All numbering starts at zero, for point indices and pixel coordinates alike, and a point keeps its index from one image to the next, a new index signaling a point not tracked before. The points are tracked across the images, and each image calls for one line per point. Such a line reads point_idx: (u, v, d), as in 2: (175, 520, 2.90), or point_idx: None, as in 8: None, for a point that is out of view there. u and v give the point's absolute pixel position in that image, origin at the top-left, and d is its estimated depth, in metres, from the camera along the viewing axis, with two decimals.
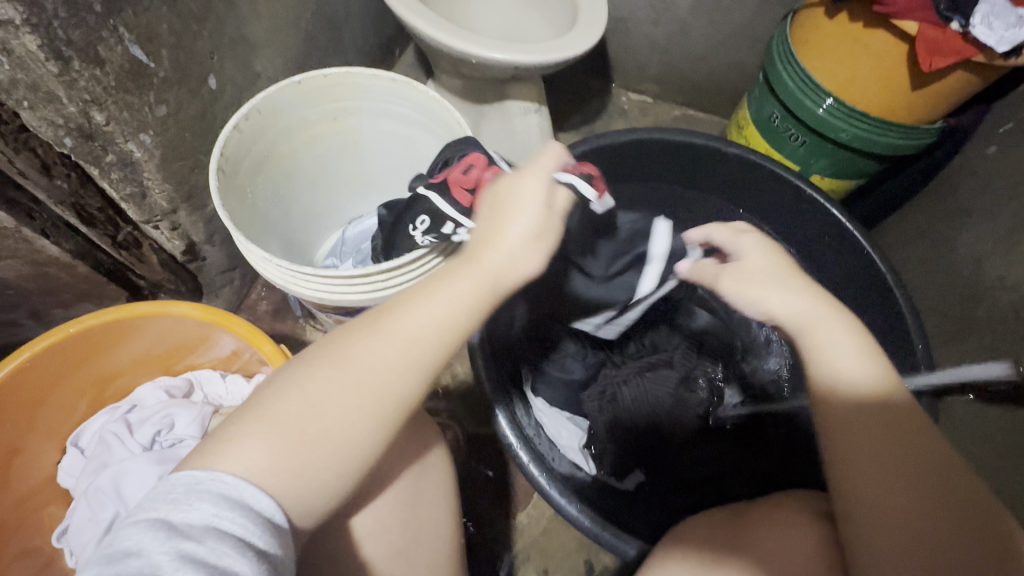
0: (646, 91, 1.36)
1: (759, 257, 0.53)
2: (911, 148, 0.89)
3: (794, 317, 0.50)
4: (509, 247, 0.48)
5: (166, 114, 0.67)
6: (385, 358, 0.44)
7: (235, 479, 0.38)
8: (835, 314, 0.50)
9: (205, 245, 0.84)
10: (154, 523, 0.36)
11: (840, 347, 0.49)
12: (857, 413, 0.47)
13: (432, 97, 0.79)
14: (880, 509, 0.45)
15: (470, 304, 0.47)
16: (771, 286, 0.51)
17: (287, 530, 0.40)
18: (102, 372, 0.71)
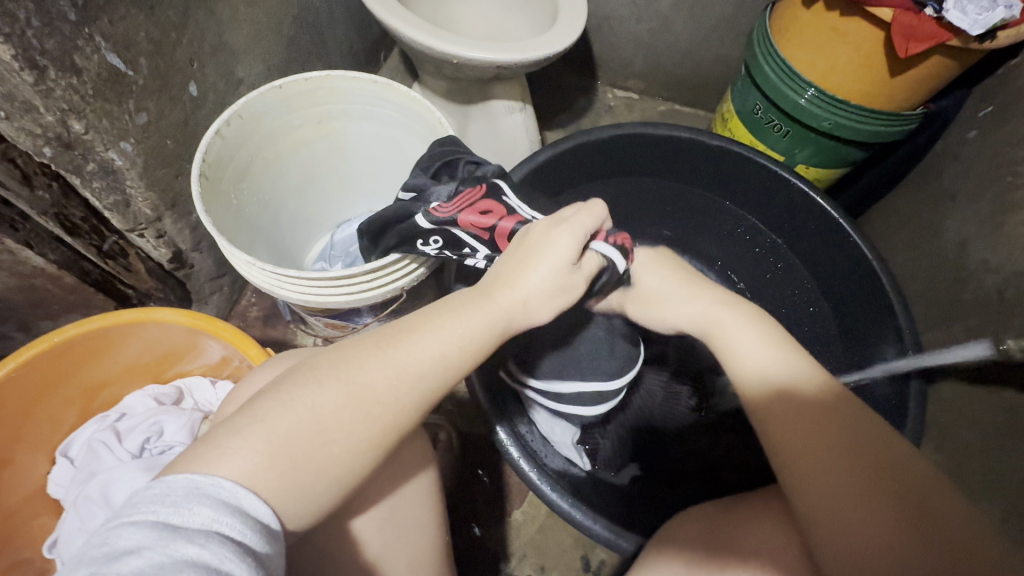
0: (632, 87, 1.37)
1: (657, 279, 0.66)
2: (893, 134, 0.90)
3: (694, 323, 0.61)
4: (523, 290, 0.50)
5: (147, 122, 0.67)
6: (376, 372, 0.45)
7: (235, 486, 0.38)
8: (730, 312, 0.59)
9: (192, 252, 0.84)
10: (148, 525, 0.33)
11: (745, 338, 0.56)
12: (784, 404, 0.51)
13: (414, 98, 0.79)
14: (823, 492, 0.46)
15: (471, 331, 0.48)
16: (672, 303, 0.63)
17: (279, 540, 0.38)
18: (90, 381, 0.71)
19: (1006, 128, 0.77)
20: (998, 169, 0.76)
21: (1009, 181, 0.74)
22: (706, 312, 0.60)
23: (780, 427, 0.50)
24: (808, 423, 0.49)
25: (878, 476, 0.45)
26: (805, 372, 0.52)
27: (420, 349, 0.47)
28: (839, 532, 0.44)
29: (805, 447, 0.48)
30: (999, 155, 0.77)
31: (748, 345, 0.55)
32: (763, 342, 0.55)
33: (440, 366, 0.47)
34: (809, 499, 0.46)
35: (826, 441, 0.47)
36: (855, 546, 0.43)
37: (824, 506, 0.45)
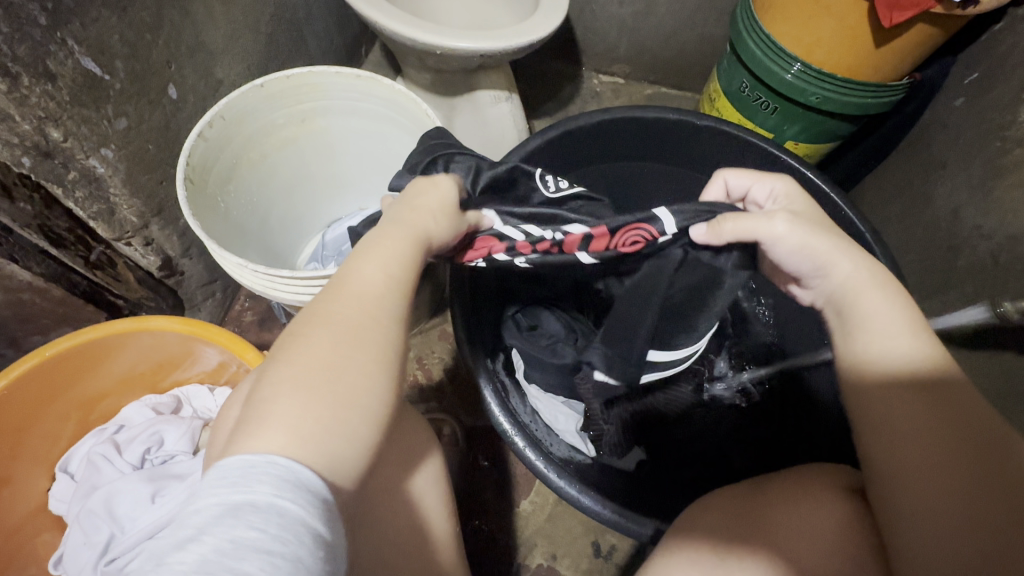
0: (617, 72, 1.36)
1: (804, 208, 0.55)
2: (880, 106, 0.90)
3: (845, 284, 0.50)
4: (431, 211, 0.50)
5: (127, 127, 0.66)
6: (338, 306, 0.43)
7: (288, 461, 0.36)
8: (887, 286, 0.49)
9: (182, 259, 0.83)
10: (211, 510, 0.33)
11: (886, 310, 0.48)
12: (894, 384, 0.46)
13: (398, 90, 0.78)
14: (923, 487, 0.42)
15: (397, 251, 0.46)
16: (840, 250, 0.51)
17: (339, 514, 0.36)
18: (87, 394, 0.70)
19: (993, 94, 0.78)
20: (987, 135, 0.76)
21: (998, 146, 0.74)
22: (862, 276, 0.50)
23: (878, 406, 0.46)
24: (905, 404, 0.45)
25: (973, 465, 0.42)
26: (936, 360, 0.46)
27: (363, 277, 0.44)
28: (919, 517, 0.42)
29: (897, 427, 0.44)
30: (986, 120, 0.77)
31: (883, 319, 0.48)
32: (894, 311, 0.48)
33: (390, 281, 0.45)
34: (892, 481, 0.44)
35: (923, 423, 0.44)
36: (934, 534, 0.41)
37: (907, 490, 0.43)
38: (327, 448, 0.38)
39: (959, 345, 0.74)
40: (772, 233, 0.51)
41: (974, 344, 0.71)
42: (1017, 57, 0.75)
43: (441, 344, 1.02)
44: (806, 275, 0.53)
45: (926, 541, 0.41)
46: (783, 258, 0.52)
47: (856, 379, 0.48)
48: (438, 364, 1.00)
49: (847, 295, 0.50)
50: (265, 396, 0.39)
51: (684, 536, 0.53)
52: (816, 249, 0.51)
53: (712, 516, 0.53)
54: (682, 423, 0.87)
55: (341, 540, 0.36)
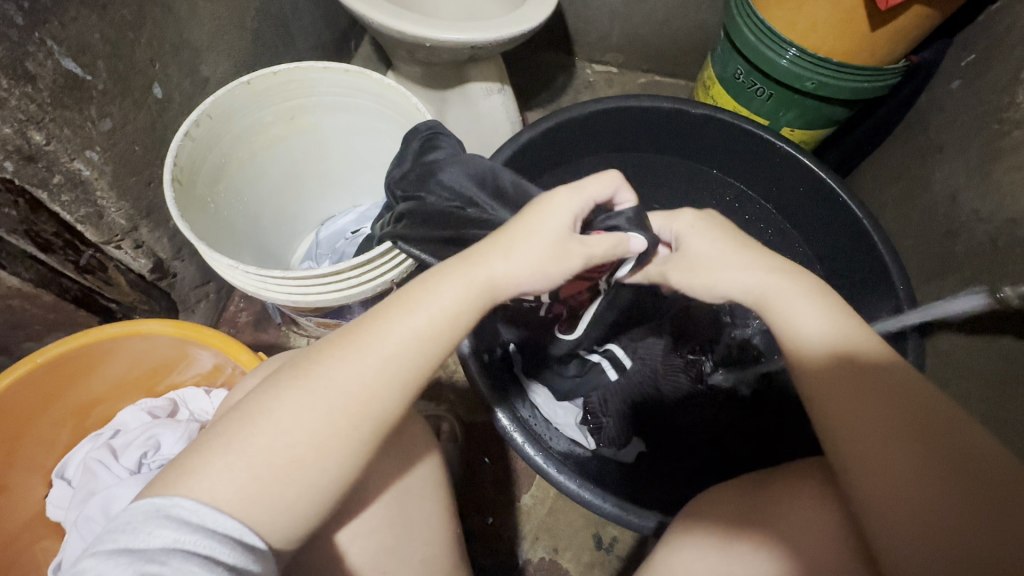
0: (611, 61, 1.34)
1: (704, 241, 0.53)
2: (876, 90, 0.89)
3: (748, 293, 0.51)
4: (515, 256, 0.46)
5: (112, 128, 0.65)
6: (348, 360, 0.42)
7: (195, 503, 0.37)
8: (795, 283, 0.50)
9: (174, 261, 0.83)
10: (114, 553, 0.33)
11: (797, 307, 0.49)
12: (824, 374, 0.47)
13: (388, 86, 0.77)
14: (880, 474, 0.42)
15: (448, 299, 0.45)
16: (719, 266, 0.52)
17: (260, 548, 0.38)
18: (81, 400, 0.69)
19: (989, 75, 0.77)
20: (984, 117, 0.76)
21: (995, 129, 0.73)
22: (769, 281, 0.50)
23: (815, 397, 0.47)
24: (841, 396, 0.46)
25: (928, 447, 0.42)
26: (858, 344, 0.47)
27: (387, 335, 0.43)
28: (885, 503, 0.42)
29: (844, 420, 0.45)
30: (983, 102, 0.76)
31: (806, 322, 0.48)
32: (820, 311, 0.49)
33: (412, 343, 0.44)
34: (854, 469, 0.44)
35: (868, 412, 0.44)
36: (903, 519, 0.41)
37: (865, 479, 0.43)
38: (294, 495, 0.40)
39: (958, 331, 0.73)
40: (684, 279, 0.53)
41: (973, 330, 0.71)
42: (1014, 37, 0.74)
43: None
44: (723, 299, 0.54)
45: (898, 534, 0.41)
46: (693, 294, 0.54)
47: (804, 369, 0.48)
48: None
49: (754, 303, 0.51)
50: (228, 427, 0.41)
51: (684, 531, 0.53)
52: (700, 263, 0.52)
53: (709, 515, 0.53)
54: (681, 415, 0.85)
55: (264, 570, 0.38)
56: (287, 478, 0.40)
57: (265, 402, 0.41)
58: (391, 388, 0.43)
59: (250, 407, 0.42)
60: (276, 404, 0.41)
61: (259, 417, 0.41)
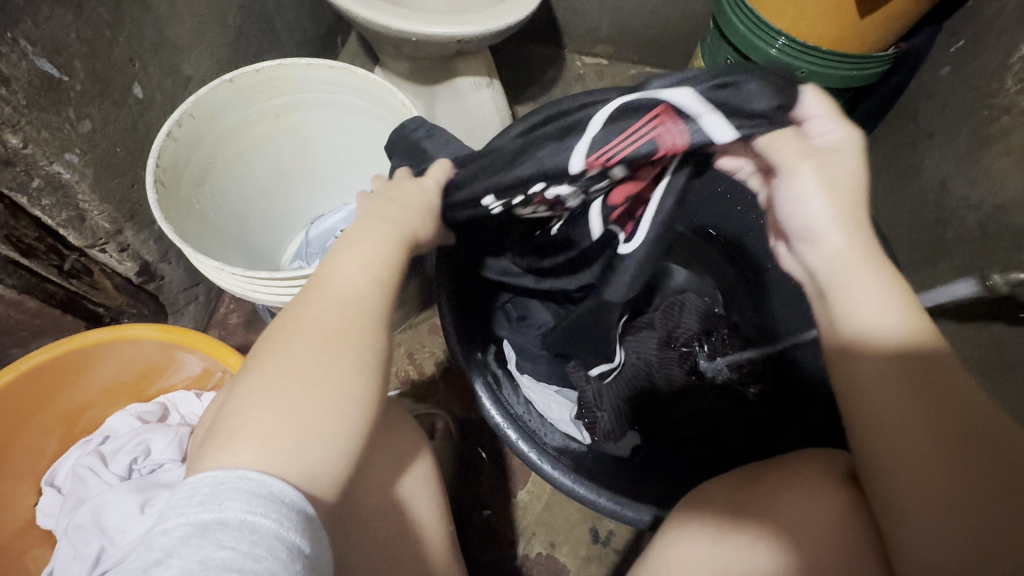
0: (601, 53, 1.33)
1: (850, 171, 0.45)
2: (867, 78, 0.88)
3: (829, 264, 0.47)
4: (410, 214, 0.51)
5: (92, 130, 0.64)
6: (318, 314, 0.42)
7: (261, 475, 0.35)
8: (878, 266, 0.46)
9: (161, 263, 0.82)
10: (184, 528, 0.32)
11: (867, 290, 0.46)
12: (871, 359, 0.44)
13: (374, 82, 0.76)
14: (914, 471, 0.41)
15: (387, 244, 0.46)
16: (851, 219, 0.46)
17: (318, 523, 0.36)
18: (69, 407, 0.68)
19: (979, 61, 0.76)
20: (974, 103, 0.75)
21: (985, 115, 0.73)
22: (851, 255, 0.46)
23: (857, 382, 0.45)
24: (882, 384, 0.43)
25: (965, 443, 0.41)
26: (916, 329, 0.44)
27: (344, 282, 0.43)
28: (918, 500, 0.41)
29: (883, 408, 0.43)
30: (973, 89, 0.76)
31: (868, 300, 0.45)
32: (887, 295, 0.45)
33: (373, 285, 0.44)
34: (885, 465, 0.43)
35: (909, 403, 0.42)
36: (932, 515, 0.40)
37: (899, 477, 0.42)
38: None
39: (950, 319, 0.73)
40: (797, 178, 0.45)
41: (964, 316, 0.71)
42: (1002, 22, 0.73)
43: (432, 338, 1.01)
44: (796, 236, 0.49)
45: (924, 523, 0.41)
46: (781, 202, 0.48)
47: (848, 350, 0.46)
48: (430, 358, 1.00)
49: (835, 275, 0.47)
50: (217, 422, 0.39)
51: (694, 524, 0.53)
52: (807, 204, 0.46)
53: (711, 513, 0.52)
54: (677, 406, 0.86)
55: (322, 550, 0.36)
56: (295, 447, 0.37)
57: (248, 379, 0.40)
58: (367, 331, 0.42)
59: (234, 392, 0.40)
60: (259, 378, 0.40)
61: (244, 396, 0.39)
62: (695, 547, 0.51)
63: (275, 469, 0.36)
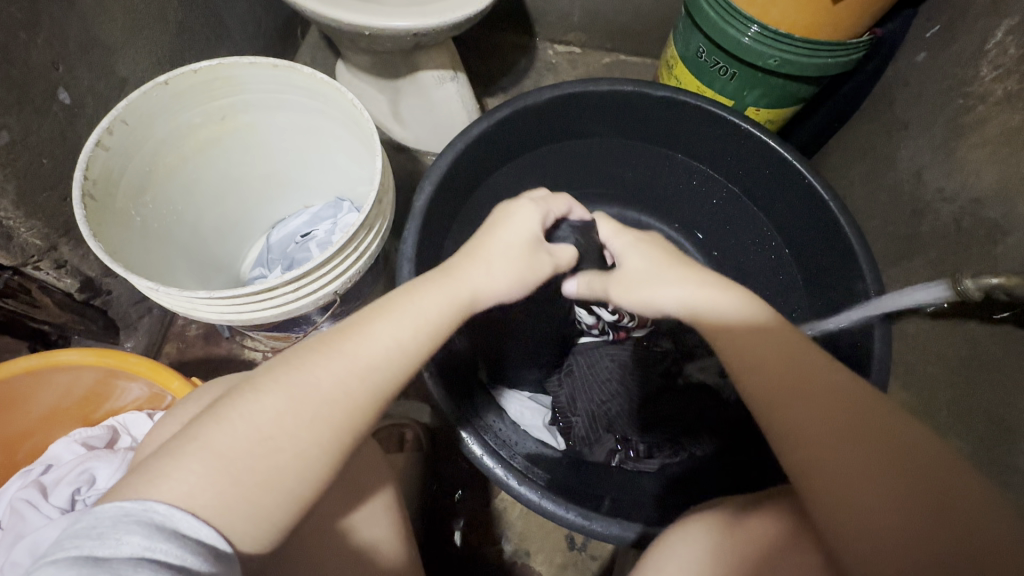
0: (573, 41, 1.29)
1: (637, 258, 0.57)
2: (842, 66, 0.85)
3: (681, 307, 0.51)
4: (499, 272, 0.51)
5: (11, 142, 0.59)
6: (302, 367, 0.43)
7: (168, 508, 0.36)
8: (717, 285, 0.51)
9: (106, 278, 0.77)
10: (75, 562, 0.32)
11: (715, 297, 0.50)
12: (762, 345, 0.47)
13: (321, 81, 0.71)
14: (838, 464, 0.41)
15: (434, 310, 0.47)
16: (654, 282, 0.53)
17: (230, 558, 0.37)
18: (5, 436, 0.65)
19: (953, 48, 0.74)
20: (948, 92, 0.73)
21: (959, 104, 0.71)
22: (691, 292, 0.51)
23: (737, 349, 0.47)
24: (771, 361, 0.46)
25: (867, 432, 0.41)
26: (760, 315, 0.49)
27: (371, 342, 0.44)
28: (844, 495, 0.40)
29: (786, 390, 0.44)
30: (947, 77, 0.73)
31: (712, 309, 0.50)
32: (736, 308, 0.49)
33: (397, 356, 0.45)
34: (811, 466, 0.42)
35: (811, 388, 0.44)
36: (861, 512, 0.39)
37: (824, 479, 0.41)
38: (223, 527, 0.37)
39: (918, 315, 0.72)
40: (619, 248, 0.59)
41: (938, 314, 0.69)
42: (977, 6, 0.71)
43: None
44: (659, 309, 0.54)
45: (857, 525, 0.39)
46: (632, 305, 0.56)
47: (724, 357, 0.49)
48: None
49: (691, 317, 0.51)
50: (162, 453, 0.39)
51: (669, 541, 0.52)
52: (645, 280, 0.54)
53: (692, 546, 0.49)
54: (650, 407, 0.84)
55: None
56: (233, 483, 0.38)
57: (239, 403, 0.41)
58: (352, 375, 0.43)
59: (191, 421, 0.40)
60: (244, 405, 0.41)
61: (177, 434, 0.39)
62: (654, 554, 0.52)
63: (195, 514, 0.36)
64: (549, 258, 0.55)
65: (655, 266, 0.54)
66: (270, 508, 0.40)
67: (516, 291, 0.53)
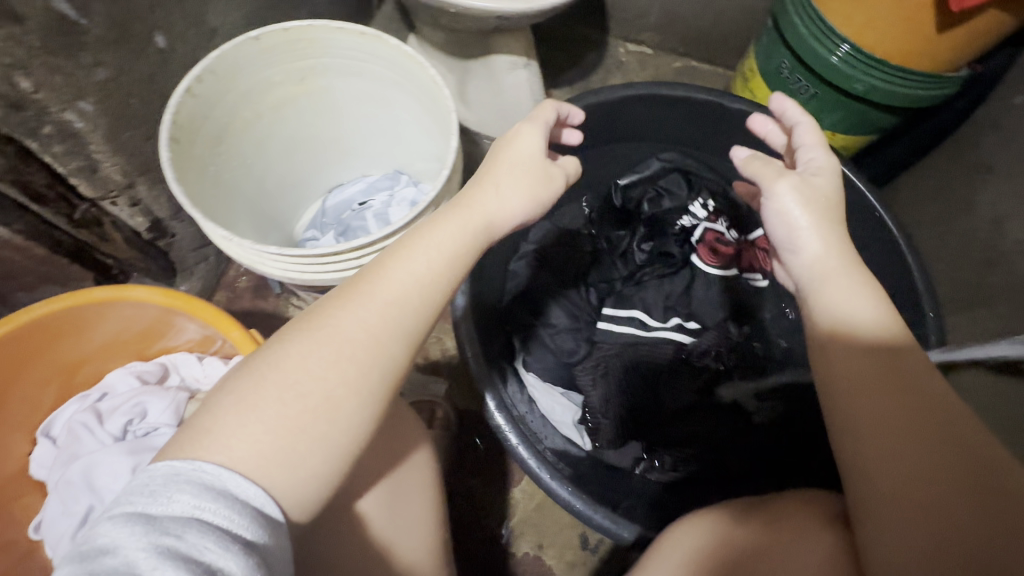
0: (646, 41, 1.27)
1: (825, 187, 0.52)
2: (930, 99, 0.82)
3: (814, 267, 0.49)
4: (505, 195, 0.52)
5: (108, 78, 0.61)
6: (345, 323, 0.43)
7: (217, 468, 0.37)
8: (861, 275, 0.48)
9: (172, 220, 0.79)
10: (131, 518, 0.33)
11: (853, 293, 0.47)
12: (846, 352, 0.45)
13: (405, 53, 0.71)
14: (893, 484, 0.40)
15: (449, 240, 0.49)
16: (819, 227, 0.50)
17: (276, 520, 0.38)
18: (65, 360, 0.67)
19: None
20: None
21: None
22: (832, 260, 0.49)
23: (833, 366, 0.46)
24: (852, 369, 0.45)
25: (940, 456, 0.39)
26: (899, 332, 0.45)
27: (390, 282, 0.45)
28: (892, 513, 0.39)
29: (859, 396, 0.43)
30: None
31: (843, 301, 0.47)
32: (863, 295, 0.47)
33: None
34: (866, 480, 0.41)
35: (885, 400, 0.42)
36: (907, 535, 0.38)
37: (875, 494, 0.41)
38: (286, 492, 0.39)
39: None
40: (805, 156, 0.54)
41: None
42: None
43: (441, 325, 0.99)
44: (781, 247, 0.52)
45: (898, 544, 0.39)
46: (767, 221, 0.53)
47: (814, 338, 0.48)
48: (437, 344, 0.98)
49: (816, 278, 0.49)
50: (224, 400, 0.40)
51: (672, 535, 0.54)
52: (795, 221, 0.50)
53: (701, 538, 0.51)
54: (683, 423, 0.85)
55: (280, 541, 0.37)
56: (296, 439, 0.40)
57: (305, 362, 0.41)
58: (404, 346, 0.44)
59: (252, 369, 0.41)
60: (305, 367, 0.41)
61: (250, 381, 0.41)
62: (660, 544, 0.54)
63: (257, 470, 0.38)
64: (559, 171, 0.57)
65: (818, 212, 0.50)
66: (321, 463, 0.40)
67: (531, 212, 0.54)
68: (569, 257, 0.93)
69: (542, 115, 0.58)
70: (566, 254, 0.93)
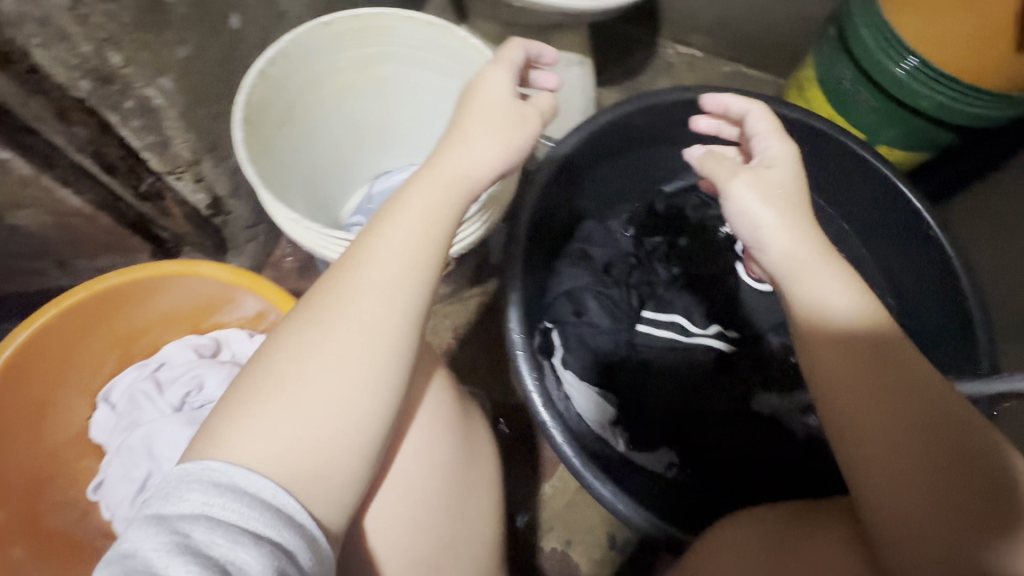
0: (696, 43, 1.25)
1: (783, 173, 0.51)
2: (997, 119, 0.80)
3: (784, 261, 0.48)
4: (474, 149, 0.49)
5: (188, 56, 0.62)
6: (352, 301, 0.44)
7: (224, 464, 0.38)
8: (833, 262, 0.48)
9: (229, 199, 0.81)
10: (149, 519, 0.36)
11: (828, 285, 0.47)
12: (830, 343, 0.46)
13: (473, 45, 0.71)
14: (892, 470, 0.41)
15: (422, 200, 0.47)
16: (785, 220, 0.49)
17: (293, 509, 0.39)
18: (125, 330, 0.68)
19: None
20: None
21: None
22: (802, 248, 0.48)
23: (820, 361, 0.46)
24: (839, 359, 0.45)
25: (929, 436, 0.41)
26: (876, 315, 0.46)
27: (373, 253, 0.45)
28: (895, 499, 0.40)
29: (847, 388, 0.44)
30: None
31: (820, 293, 0.46)
32: (841, 283, 0.47)
33: None
34: (865, 469, 0.42)
35: (873, 388, 0.43)
36: (914, 521, 0.39)
37: (874, 481, 0.41)
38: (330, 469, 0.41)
39: None
40: (761, 145, 0.54)
41: None
42: None
43: (479, 317, 0.99)
44: (748, 244, 0.51)
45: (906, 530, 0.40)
46: (731, 220, 0.51)
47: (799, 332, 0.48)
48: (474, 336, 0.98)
49: (786, 271, 0.48)
50: (241, 397, 0.42)
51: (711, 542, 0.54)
52: (757, 214, 0.49)
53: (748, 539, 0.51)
54: (720, 429, 0.85)
55: (298, 530, 0.38)
56: (342, 419, 0.42)
57: (335, 346, 0.43)
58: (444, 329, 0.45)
59: (282, 357, 0.43)
60: (333, 351, 0.43)
61: (292, 365, 0.42)
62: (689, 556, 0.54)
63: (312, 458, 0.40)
64: (534, 110, 0.52)
65: (782, 206, 0.49)
66: (349, 445, 0.42)
67: (508, 159, 0.50)
68: (613, 260, 0.93)
69: (508, 57, 0.54)
70: (611, 256, 0.93)
